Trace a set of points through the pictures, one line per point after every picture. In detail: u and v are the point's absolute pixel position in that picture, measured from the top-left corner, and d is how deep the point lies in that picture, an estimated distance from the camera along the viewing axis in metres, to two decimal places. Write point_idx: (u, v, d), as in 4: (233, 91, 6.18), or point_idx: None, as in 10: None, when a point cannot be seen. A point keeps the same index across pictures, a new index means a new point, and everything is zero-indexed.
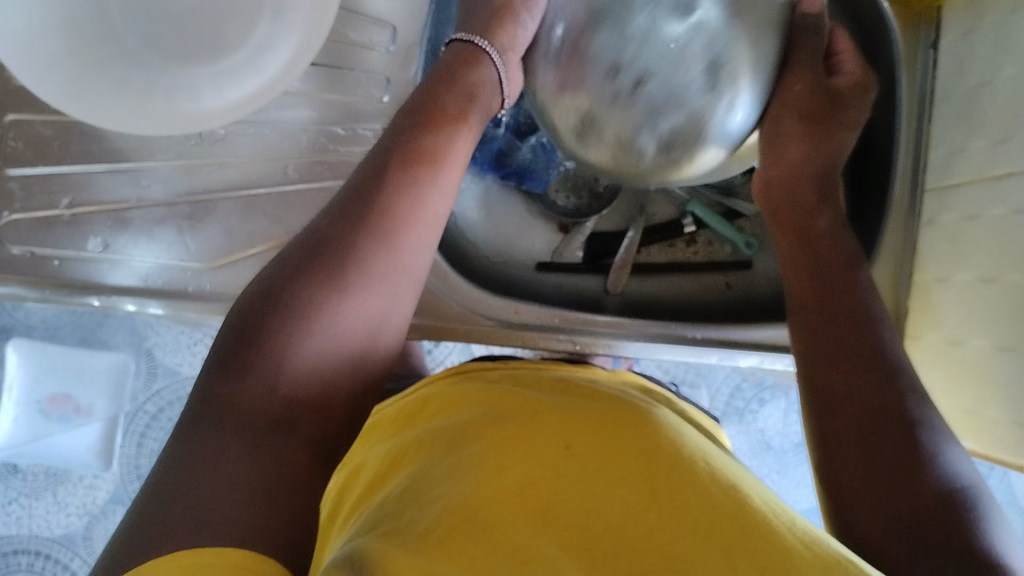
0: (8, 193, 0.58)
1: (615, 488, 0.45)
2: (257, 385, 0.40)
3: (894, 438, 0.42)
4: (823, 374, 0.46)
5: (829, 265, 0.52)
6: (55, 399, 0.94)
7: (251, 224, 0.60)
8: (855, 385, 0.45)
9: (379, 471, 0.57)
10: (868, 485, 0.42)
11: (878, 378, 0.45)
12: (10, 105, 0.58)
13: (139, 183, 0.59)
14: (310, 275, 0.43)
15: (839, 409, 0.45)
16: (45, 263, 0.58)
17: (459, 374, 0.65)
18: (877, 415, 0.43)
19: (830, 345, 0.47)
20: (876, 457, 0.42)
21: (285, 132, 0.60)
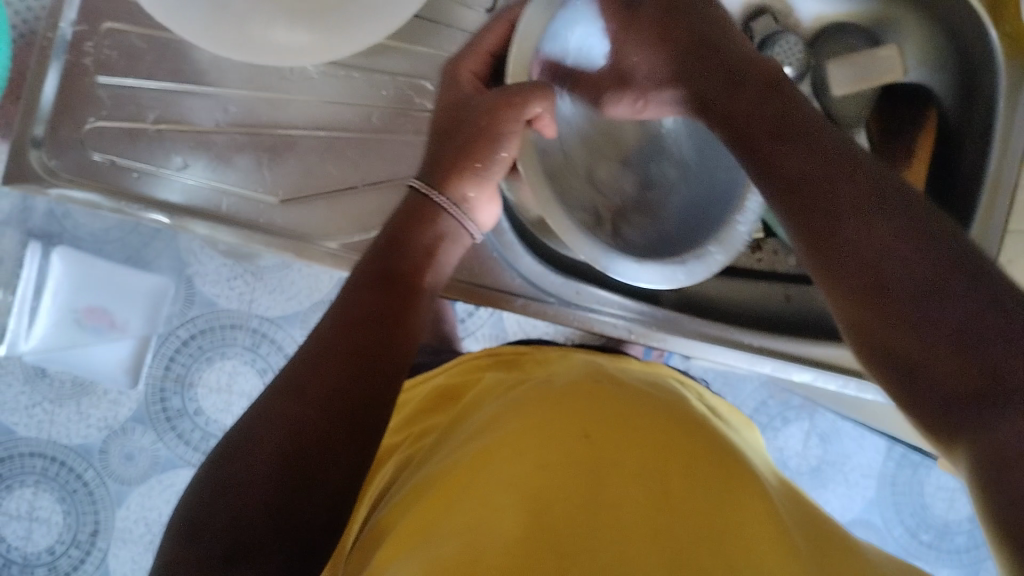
0: (96, 100, 0.58)
1: (631, 486, 0.45)
2: (261, 448, 0.42)
3: (903, 237, 0.36)
4: (826, 230, 0.38)
5: (824, 134, 0.41)
6: (93, 311, 0.94)
7: (328, 166, 0.60)
8: (825, 177, 0.39)
9: (413, 449, 0.58)
10: (889, 262, 0.36)
11: (871, 187, 0.38)
12: (109, 13, 0.58)
13: (225, 109, 0.59)
14: (314, 362, 0.46)
15: (854, 265, 0.37)
16: (123, 174, 0.58)
17: (492, 355, 0.68)
18: (896, 241, 0.36)
19: (828, 194, 0.38)
20: (922, 329, 0.34)
21: (374, 79, 0.60)
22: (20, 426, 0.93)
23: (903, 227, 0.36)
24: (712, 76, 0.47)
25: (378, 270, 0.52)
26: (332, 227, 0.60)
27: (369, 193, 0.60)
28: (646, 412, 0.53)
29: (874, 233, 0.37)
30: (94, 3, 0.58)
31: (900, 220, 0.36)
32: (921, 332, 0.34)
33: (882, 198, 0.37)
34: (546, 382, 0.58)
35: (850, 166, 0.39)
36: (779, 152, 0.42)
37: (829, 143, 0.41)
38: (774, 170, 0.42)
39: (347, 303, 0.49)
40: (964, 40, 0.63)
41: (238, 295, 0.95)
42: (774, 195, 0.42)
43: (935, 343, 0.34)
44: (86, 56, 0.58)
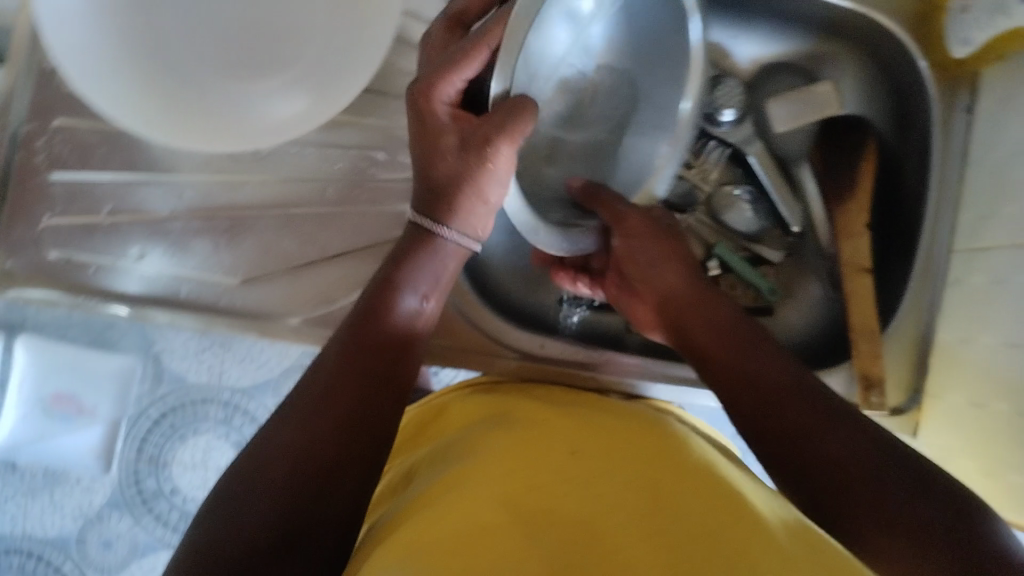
0: (50, 196, 0.58)
1: (625, 495, 0.44)
2: (267, 465, 0.44)
3: (827, 430, 0.45)
4: (774, 415, 0.47)
5: (737, 330, 0.52)
6: (60, 397, 0.91)
7: (286, 242, 0.60)
8: (770, 393, 0.48)
9: (394, 483, 0.57)
10: (848, 498, 0.42)
11: (786, 390, 0.47)
12: (57, 108, 0.58)
13: (180, 195, 0.60)
14: (309, 398, 0.48)
15: (830, 481, 0.43)
16: (81, 269, 0.59)
17: (471, 387, 0.65)
18: (831, 432, 0.45)
19: (801, 445, 0.45)
20: (885, 554, 0.41)
21: (326, 153, 0.61)
22: None
23: (856, 455, 0.43)
24: (632, 249, 0.57)
25: (372, 315, 0.52)
26: (294, 303, 0.60)
27: (330, 266, 0.61)
28: (626, 427, 0.54)
29: (843, 482, 0.43)
30: (41, 100, 0.58)
31: (860, 447, 0.44)
32: (906, 570, 0.39)
33: (845, 431, 0.45)
34: (537, 406, 0.58)
35: (791, 387, 0.48)
36: (716, 372, 0.51)
37: (744, 333, 0.52)
38: (693, 350, 0.54)
39: (350, 349, 0.50)
40: (897, 74, 0.67)
41: (208, 368, 0.94)
42: (712, 360, 0.52)
43: None
44: (37, 153, 0.58)
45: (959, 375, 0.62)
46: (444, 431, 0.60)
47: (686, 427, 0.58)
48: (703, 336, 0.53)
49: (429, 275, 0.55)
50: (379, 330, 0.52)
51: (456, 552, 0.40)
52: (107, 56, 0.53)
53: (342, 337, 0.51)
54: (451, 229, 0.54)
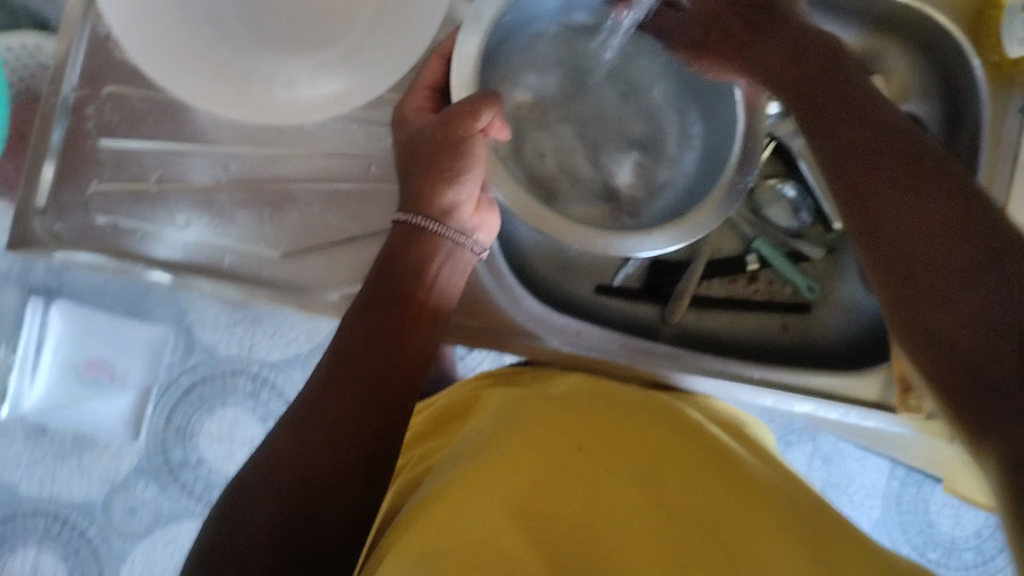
0: (98, 163, 0.59)
1: (624, 496, 0.48)
2: (272, 472, 0.46)
3: (935, 245, 0.44)
4: (892, 255, 0.46)
5: (880, 144, 0.50)
6: (93, 363, 0.93)
7: (329, 217, 0.61)
8: (915, 225, 0.45)
9: (422, 461, 0.60)
10: (941, 290, 0.43)
11: (948, 207, 0.45)
12: (109, 76, 0.59)
13: (226, 166, 0.60)
14: (312, 405, 0.49)
15: (903, 281, 0.45)
16: (126, 235, 0.59)
17: (493, 377, 0.67)
18: (944, 240, 0.44)
19: (883, 189, 0.48)
20: (949, 305, 0.42)
21: (371, 130, 0.61)
22: (23, 484, 0.93)
23: (962, 211, 0.45)
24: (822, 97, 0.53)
25: (377, 294, 0.54)
26: (333, 278, 0.61)
27: (369, 243, 0.61)
28: (638, 418, 0.56)
29: (903, 246, 0.46)
30: (93, 67, 0.59)
31: (964, 209, 0.45)
32: (964, 327, 0.42)
33: (952, 194, 0.45)
34: (549, 391, 0.60)
35: (955, 199, 0.45)
36: (847, 159, 0.51)
37: (927, 167, 0.47)
38: (873, 201, 0.48)
39: (350, 336, 0.52)
40: (948, 69, 0.65)
41: (238, 341, 0.95)
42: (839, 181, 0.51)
43: (975, 324, 0.41)
44: (88, 119, 0.59)
45: None
46: (472, 417, 0.61)
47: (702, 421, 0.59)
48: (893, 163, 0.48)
49: (440, 258, 0.56)
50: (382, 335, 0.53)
51: (461, 536, 0.43)
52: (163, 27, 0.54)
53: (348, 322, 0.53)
54: (426, 217, 0.55)
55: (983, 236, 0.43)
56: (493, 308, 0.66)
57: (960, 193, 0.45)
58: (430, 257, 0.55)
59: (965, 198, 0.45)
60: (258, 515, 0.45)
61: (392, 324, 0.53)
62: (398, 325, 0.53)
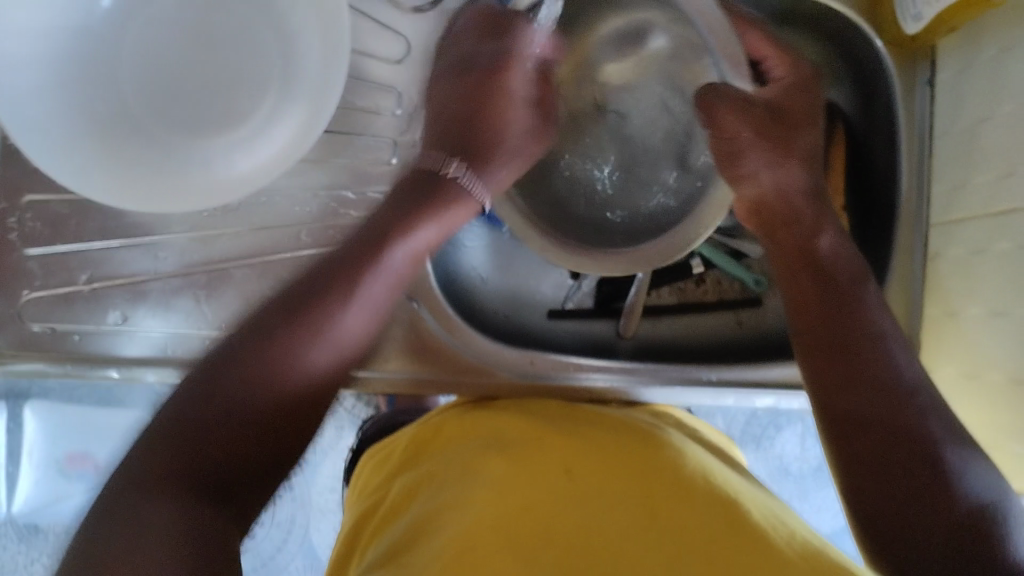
0: (27, 272, 0.59)
1: (618, 519, 0.46)
2: (163, 471, 0.44)
3: (889, 437, 0.48)
4: (840, 417, 0.50)
5: (839, 324, 0.53)
6: (73, 457, 0.93)
7: (267, 290, 0.61)
8: (879, 420, 0.49)
9: (387, 497, 0.56)
10: (862, 454, 0.49)
11: (864, 377, 0.50)
12: (26, 186, 0.59)
13: (156, 256, 0.60)
14: (205, 393, 0.48)
15: (870, 472, 0.48)
16: (66, 338, 0.59)
17: (471, 405, 0.64)
18: (906, 449, 0.47)
19: (824, 361, 0.52)
20: (914, 534, 0.45)
21: (296, 197, 0.62)
22: None
23: (897, 405, 0.49)
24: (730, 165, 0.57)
25: (299, 304, 0.52)
26: None
27: None
28: (618, 442, 0.54)
29: (873, 412, 0.49)
30: (9, 180, 0.59)
31: (898, 404, 0.49)
32: (928, 557, 0.44)
33: (887, 376, 0.50)
34: (527, 420, 0.58)
35: (875, 355, 0.51)
36: (802, 325, 0.54)
37: (855, 317, 0.53)
38: (823, 365, 0.52)
39: (272, 330, 0.50)
40: (856, 56, 0.66)
41: None
42: (810, 323, 0.54)
43: (939, 544, 0.44)
44: (11, 231, 0.59)
45: (952, 349, 0.62)
46: (442, 445, 0.58)
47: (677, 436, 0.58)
48: (833, 306, 0.53)
49: (362, 291, 0.53)
50: (296, 334, 0.50)
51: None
52: (68, 138, 0.54)
53: (263, 316, 0.51)
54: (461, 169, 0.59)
55: (909, 445, 0.47)
56: (444, 352, 0.66)
57: (871, 341, 0.52)
58: (362, 261, 0.54)
59: (891, 371, 0.50)
60: (144, 502, 0.43)
61: (314, 334, 0.51)
62: (311, 307, 0.51)
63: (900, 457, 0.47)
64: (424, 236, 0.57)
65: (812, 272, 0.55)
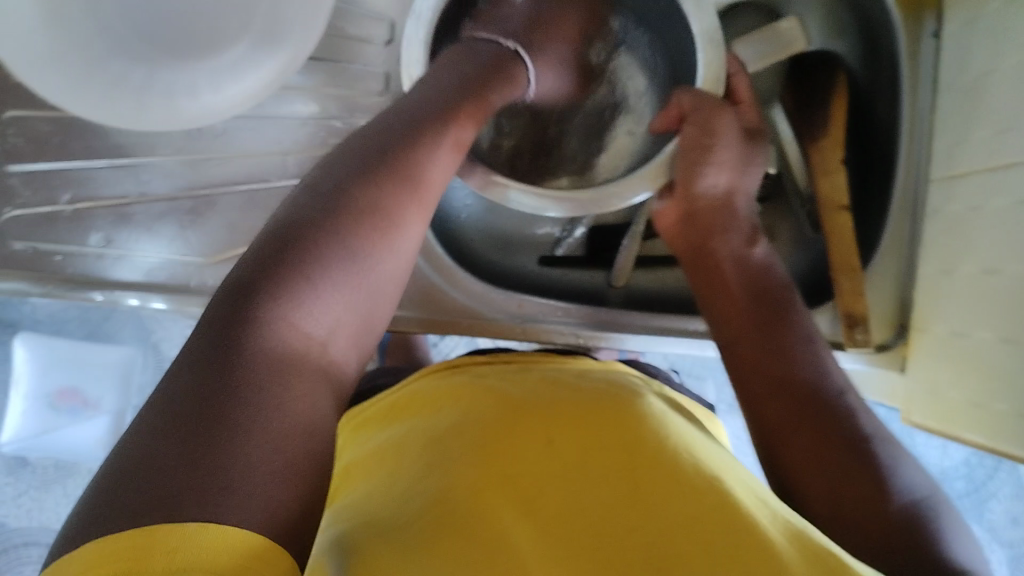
0: (9, 189, 0.58)
1: (598, 484, 0.45)
2: (208, 406, 0.33)
3: (824, 430, 0.46)
4: (778, 427, 0.48)
5: (768, 332, 0.52)
6: (64, 393, 0.93)
7: (252, 219, 0.60)
8: (786, 415, 0.48)
9: (365, 455, 0.57)
10: (802, 443, 0.46)
11: (809, 384, 0.49)
12: (9, 101, 0.58)
13: (139, 178, 0.59)
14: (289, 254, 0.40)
15: (798, 458, 0.46)
16: (47, 258, 0.59)
17: (454, 365, 0.64)
18: (824, 430, 0.46)
19: (760, 376, 0.50)
20: (854, 514, 0.43)
21: (282, 125, 0.60)
22: (9, 518, 0.91)
23: (818, 395, 0.48)
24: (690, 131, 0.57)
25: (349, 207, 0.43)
26: None
27: None
28: (600, 404, 0.53)
29: (792, 396, 0.48)
30: None
31: (817, 395, 0.48)
32: (857, 523, 0.43)
33: (804, 369, 0.50)
34: (502, 388, 0.57)
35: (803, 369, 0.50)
36: (734, 346, 0.53)
37: (769, 312, 0.53)
38: (754, 382, 0.50)
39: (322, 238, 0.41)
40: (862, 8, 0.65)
41: None
42: (733, 328, 0.54)
43: (867, 531, 0.43)
44: None
45: (945, 308, 0.62)
46: (413, 414, 0.59)
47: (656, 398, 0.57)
48: (747, 300, 0.55)
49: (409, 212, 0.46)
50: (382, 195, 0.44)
51: (437, 554, 0.41)
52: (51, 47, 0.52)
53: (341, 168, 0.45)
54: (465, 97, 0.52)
55: (861, 451, 0.45)
56: (433, 293, 0.66)
57: (800, 351, 0.51)
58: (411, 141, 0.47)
59: (809, 379, 0.49)
60: (227, 409, 0.33)
61: (366, 254, 0.43)
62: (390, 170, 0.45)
63: (845, 453, 0.45)
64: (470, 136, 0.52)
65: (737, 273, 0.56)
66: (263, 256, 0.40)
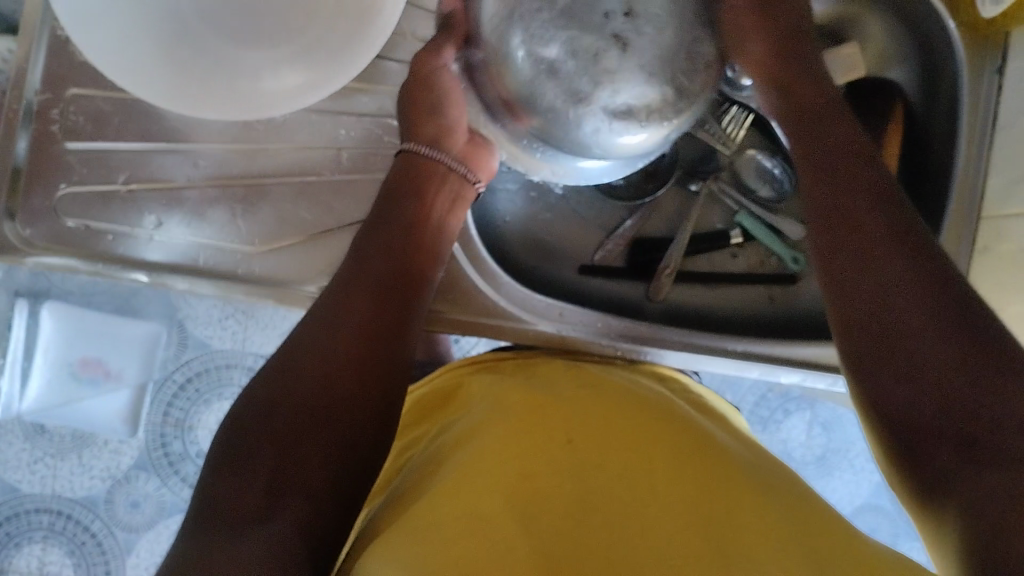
0: (67, 165, 0.59)
1: (618, 493, 0.45)
2: (226, 507, 0.44)
3: (928, 336, 0.42)
4: (878, 325, 0.44)
5: (876, 222, 0.47)
6: (86, 362, 0.92)
7: (302, 211, 0.60)
8: (893, 328, 0.43)
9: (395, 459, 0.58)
10: (902, 363, 0.42)
11: (930, 288, 0.43)
12: (72, 77, 0.59)
13: (195, 163, 0.60)
14: (288, 355, 0.50)
15: (891, 370, 0.42)
16: (98, 237, 0.59)
17: (480, 362, 0.64)
18: (956, 340, 0.41)
19: (874, 278, 0.45)
20: (921, 399, 0.41)
21: (339, 119, 0.61)
22: (24, 483, 0.92)
23: (933, 310, 0.42)
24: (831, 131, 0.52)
25: (332, 312, 0.52)
26: (310, 272, 0.60)
27: (343, 235, 0.60)
28: (629, 413, 0.52)
29: (894, 302, 0.44)
30: (56, 71, 0.59)
31: (936, 312, 0.42)
32: (914, 415, 0.41)
33: (909, 262, 0.44)
34: (530, 387, 0.57)
35: (941, 285, 0.43)
36: (824, 231, 0.49)
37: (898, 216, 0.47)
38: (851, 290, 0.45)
39: (329, 321, 0.52)
40: (926, 39, 0.64)
41: (232, 333, 0.93)
42: (821, 229, 0.49)
43: (950, 416, 0.40)
44: (53, 122, 0.58)
45: None
46: (444, 415, 0.59)
47: (690, 409, 0.57)
48: (866, 199, 0.48)
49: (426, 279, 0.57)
50: (367, 279, 0.54)
51: (451, 544, 0.41)
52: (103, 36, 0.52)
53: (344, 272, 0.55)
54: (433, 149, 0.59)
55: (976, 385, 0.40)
56: (472, 295, 0.66)
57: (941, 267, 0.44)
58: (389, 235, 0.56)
59: (921, 280, 0.44)
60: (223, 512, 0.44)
61: (354, 317, 0.52)
62: (382, 256, 0.55)
63: (950, 378, 0.40)
64: (456, 188, 0.60)
65: (842, 152, 0.51)
66: (281, 356, 0.51)
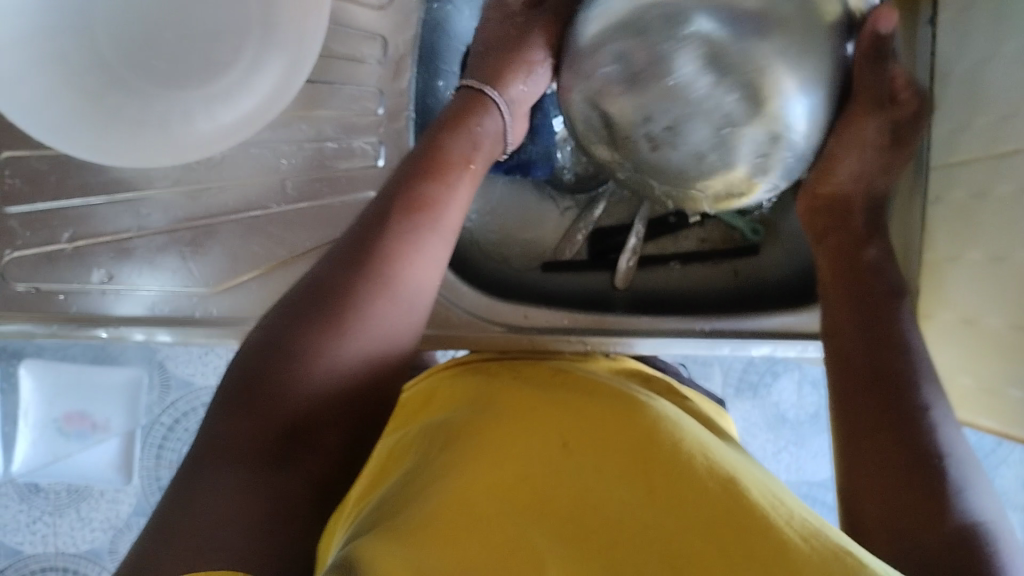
0: (8, 231, 0.58)
1: (615, 488, 0.45)
2: (233, 455, 0.41)
3: (903, 441, 0.44)
4: (855, 420, 0.47)
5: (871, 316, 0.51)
6: (72, 416, 0.92)
7: (253, 246, 0.59)
8: (870, 422, 0.46)
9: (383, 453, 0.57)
10: (873, 458, 0.45)
11: (899, 396, 0.46)
12: (5, 142, 0.58)
13: (139, 212, 0.59)
14: (316, 306, 0.45)
15: (866, 458, 0.45)
16: (52, 298, 0.58)
17: (461, 362, 0.64)
18: (910, 453, 0.44)
19: (861, 376, 0.48)
20: (886, 485, 0.43)
21: (279, 148, 0.60)
22: (26, 545, 0.92)
23: (901, 409, 0.46)
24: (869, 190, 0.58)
25: (338, 284, 0.46)
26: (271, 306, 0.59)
27: (298, 265, 0.59)
28: (616, 407, 0.52)
29: (871, 399, 0.47)
30: None
31: (901, 408, 0.46)
32: (881, 500, 0.43)
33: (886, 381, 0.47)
34: (522, 388, 0.57)
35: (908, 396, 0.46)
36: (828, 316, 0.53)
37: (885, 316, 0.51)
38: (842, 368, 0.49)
39: (361, 273, 0.46)
40: None
41: (213, 370, 0.92)
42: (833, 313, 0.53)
43: (904, 520, 0.42)
44: None
45: (953, 294, 0.61)
46: (432, 409, 0.59)
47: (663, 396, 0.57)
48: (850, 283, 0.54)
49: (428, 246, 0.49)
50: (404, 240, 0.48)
51: (456, 549, 0.41)
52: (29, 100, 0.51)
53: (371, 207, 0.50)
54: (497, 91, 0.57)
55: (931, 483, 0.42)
56: (436, 308, 0.65)
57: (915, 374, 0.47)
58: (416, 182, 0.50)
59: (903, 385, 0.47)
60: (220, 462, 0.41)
61: (388, 279, 0.47)
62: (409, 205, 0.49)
63: (908, 481, 0.43)
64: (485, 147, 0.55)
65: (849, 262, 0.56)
66: (307, 300, 0.46)
